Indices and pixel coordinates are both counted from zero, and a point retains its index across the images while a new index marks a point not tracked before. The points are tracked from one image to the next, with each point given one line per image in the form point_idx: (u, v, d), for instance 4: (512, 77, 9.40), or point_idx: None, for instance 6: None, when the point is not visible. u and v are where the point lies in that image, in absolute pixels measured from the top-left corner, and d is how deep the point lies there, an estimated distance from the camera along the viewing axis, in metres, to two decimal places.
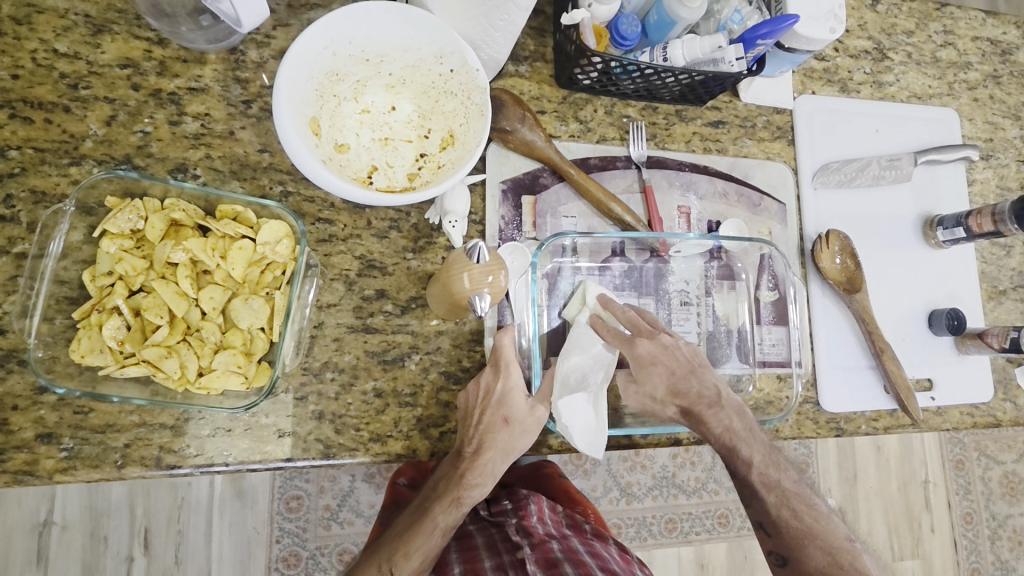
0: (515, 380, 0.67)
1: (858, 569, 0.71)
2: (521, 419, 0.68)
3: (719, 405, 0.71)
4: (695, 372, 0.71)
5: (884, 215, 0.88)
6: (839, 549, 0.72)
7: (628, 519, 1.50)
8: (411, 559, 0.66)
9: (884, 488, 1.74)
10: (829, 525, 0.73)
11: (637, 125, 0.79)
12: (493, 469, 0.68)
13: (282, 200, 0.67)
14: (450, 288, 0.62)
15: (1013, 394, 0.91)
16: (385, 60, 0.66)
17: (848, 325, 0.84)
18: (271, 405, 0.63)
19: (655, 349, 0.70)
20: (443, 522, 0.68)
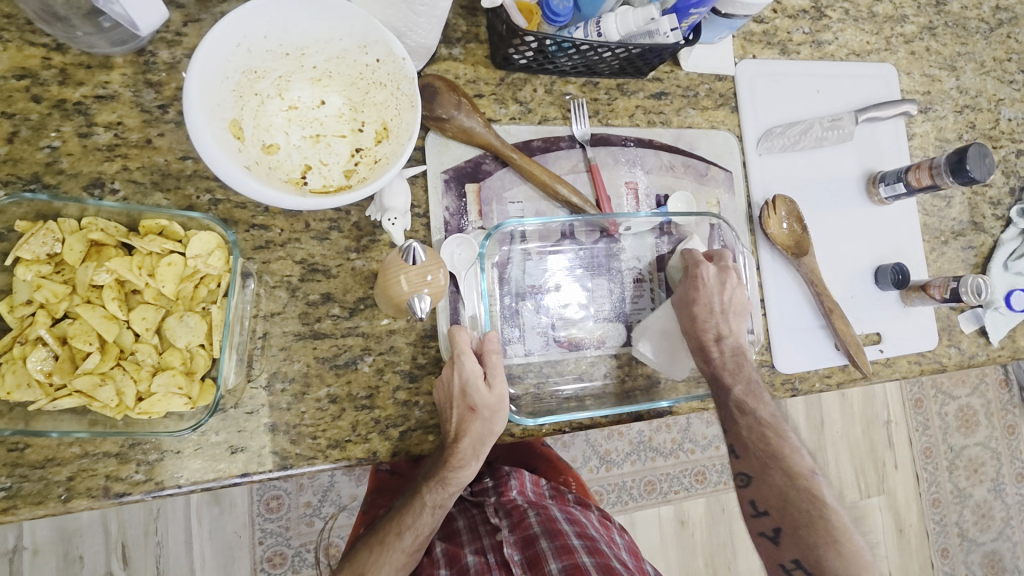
0: (470, 369, 0.64)
1: (822, 501, 0.71)
2: (487, 403, 0.65)
3: (725, 347, 0.74)
4: (724, 312, 0.73)
5: (830, 176, 0.89)
6: (798, 476, 0.72)
7: (608, 486, 1.53)
8: (403, 537, 0.69)
9: (849, 433, 1.82)
10: (821, 486, 0.72)
11: (578, 103, 0.77)
12: (475, 453, 0.66)
13: (211, 209, 0.64)
14: (388, 291, 0.59)
15: (957, 339, 0.95)
16: (306, 53, 0.62)
17: (798, 287, 0.85)
18: (221, 422, 0.62)
19: (713, 277, 0.73)
20: (431, 503, 0.70)
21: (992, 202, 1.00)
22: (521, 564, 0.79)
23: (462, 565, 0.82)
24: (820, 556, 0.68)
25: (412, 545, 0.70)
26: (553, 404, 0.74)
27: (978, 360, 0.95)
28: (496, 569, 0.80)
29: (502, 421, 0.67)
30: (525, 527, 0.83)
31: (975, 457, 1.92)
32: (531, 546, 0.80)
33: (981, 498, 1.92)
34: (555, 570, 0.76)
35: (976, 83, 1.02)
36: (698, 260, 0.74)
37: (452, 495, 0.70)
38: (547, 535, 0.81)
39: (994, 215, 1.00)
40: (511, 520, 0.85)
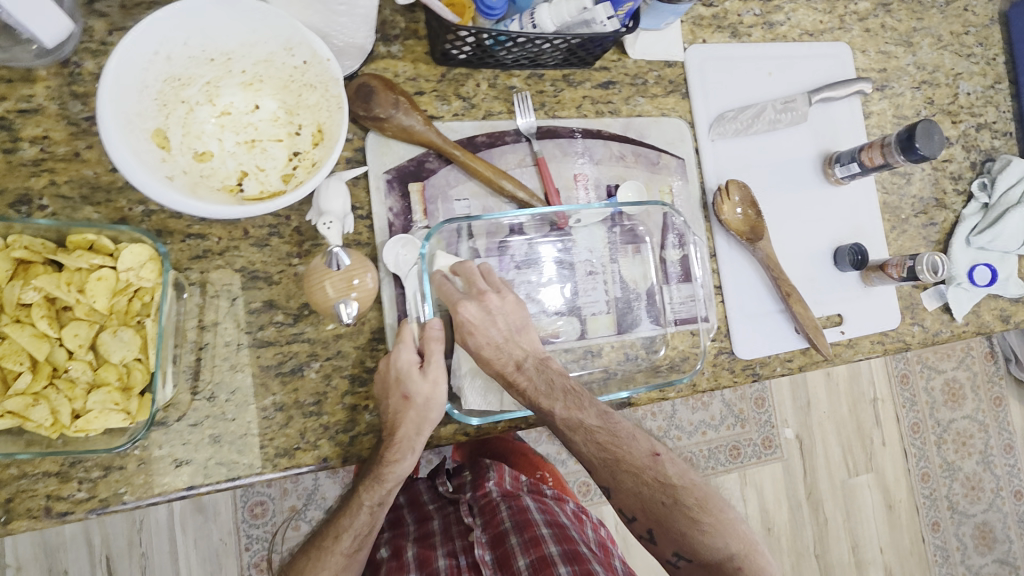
0: (406, 356, 0.65)
1: (673, 485, 0.71)
2: (422, 391, 0.65)
3: (530, 370, 0.68)
4: (508, 338, 0.68)
5: (785, 158, 0.88)
6: (649, 471, 0.71)
7: (594, 476, 1.53)
8: (340, 539, 0.70)
9: (835, 412, 1.81)
10: (667, 466, 0.72)
11: (522, 95, 0.76)
12: (411, 445, 0.66)
13: (145, 221, 0.63)
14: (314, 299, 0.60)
15: (920, 317, 0.95)
16: (232, 57, 0.61)
17: (755, 272, 0.85)
18: (164, 435, 0.62)
19: (475, 314, 0.67)
20: (369, 502, 0.69)
21: (953, 177, 1.00)
22: (492, 563, 0.81)
23: (432, 567, 0.81)
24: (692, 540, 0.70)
25: (349, 548, 0.70)
26: (507, 401, 0.73)
27: (942, 336, 0.95)
28: (467, 569, 0.81)
29: (439, 411, 0.67)
30: (496, 522, 0.85)
31: (964, 430, 1.92)
32: (501, 543, 0.82)
33: (971, 471, 1.92)
34: (524, 565, 0.78)
35: (934, 57, 1.01)
36: (497, 285, 0.70)
37: (392, 492, 0.70)
38: (517, 530, 0.82)
39: (955, 190, 1.00)
40: (483, 518, 0.87)
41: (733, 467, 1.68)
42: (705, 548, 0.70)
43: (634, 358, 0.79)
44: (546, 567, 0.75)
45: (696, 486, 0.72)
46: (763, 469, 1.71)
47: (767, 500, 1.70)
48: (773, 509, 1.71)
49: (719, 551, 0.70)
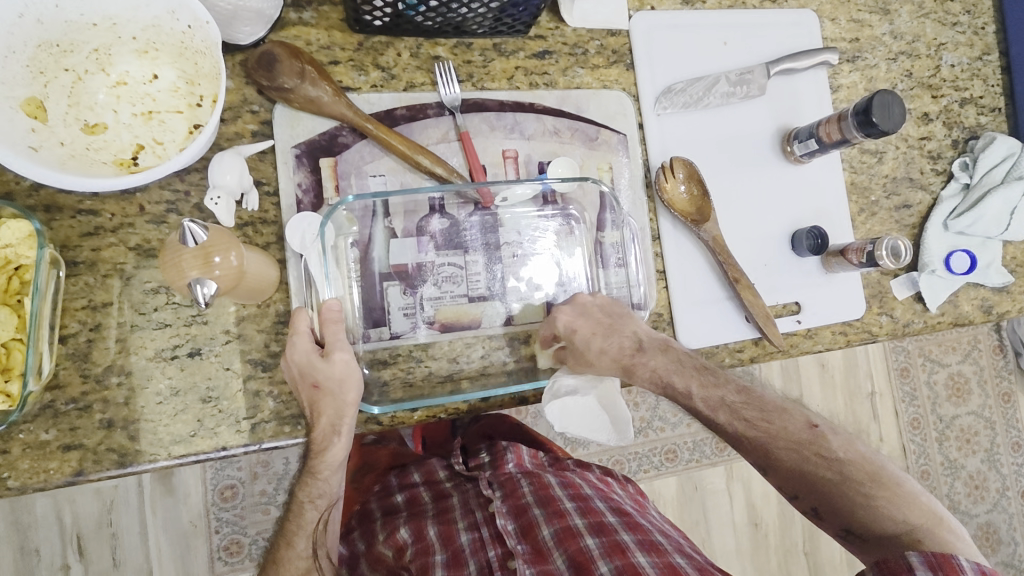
0: (302, 346, 0.62)
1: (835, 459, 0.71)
2: (330, 377, 0.62)
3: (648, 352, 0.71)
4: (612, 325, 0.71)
5: (740, 135, 0.82)
6: (812, 444, 0.71)
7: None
8: (294, 544, 0.71)
9: (831, 406, 1.74)
10: (828, 439, 0.72)
11: (444, 64, 0.71)
12: (335, 428, 0.64)
13: (31, 194, 0.60)
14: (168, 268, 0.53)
15: (888, 306, 0.88)
16: (117, 22, 0.58)
17: (703, 256, 0.80)
18: (52, 419, 0.59)
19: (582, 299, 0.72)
20: (308, 498, 0.70)
21: (932, 156, 0.93)
22: (515, 533, 0.74)
23: (456, 546, 0.74)
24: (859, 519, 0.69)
25: (307, 550, 0.71)
26: (426, 389, 0.69)
27: (913, 327, 0.89)
28: (492, 543, 0.74)
29: (356, 392, 0.65)
30: (517, 495, 0.78)
31: (968, 427, 1.83)
32: (523, 514, 0.76)
33: (974, 469, 1.83)
34: (550, 536, 0.73)
35: (914, 27, 0.94)
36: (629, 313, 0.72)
37: (332, 480, 0.70)
38: (539, 503, 0.77)
39: (934, 170, 0.93)
40: (503, 491, 0.80)
41: (718, 460, 1.55)
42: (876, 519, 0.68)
43: None
44: (572, 539, 0.71)
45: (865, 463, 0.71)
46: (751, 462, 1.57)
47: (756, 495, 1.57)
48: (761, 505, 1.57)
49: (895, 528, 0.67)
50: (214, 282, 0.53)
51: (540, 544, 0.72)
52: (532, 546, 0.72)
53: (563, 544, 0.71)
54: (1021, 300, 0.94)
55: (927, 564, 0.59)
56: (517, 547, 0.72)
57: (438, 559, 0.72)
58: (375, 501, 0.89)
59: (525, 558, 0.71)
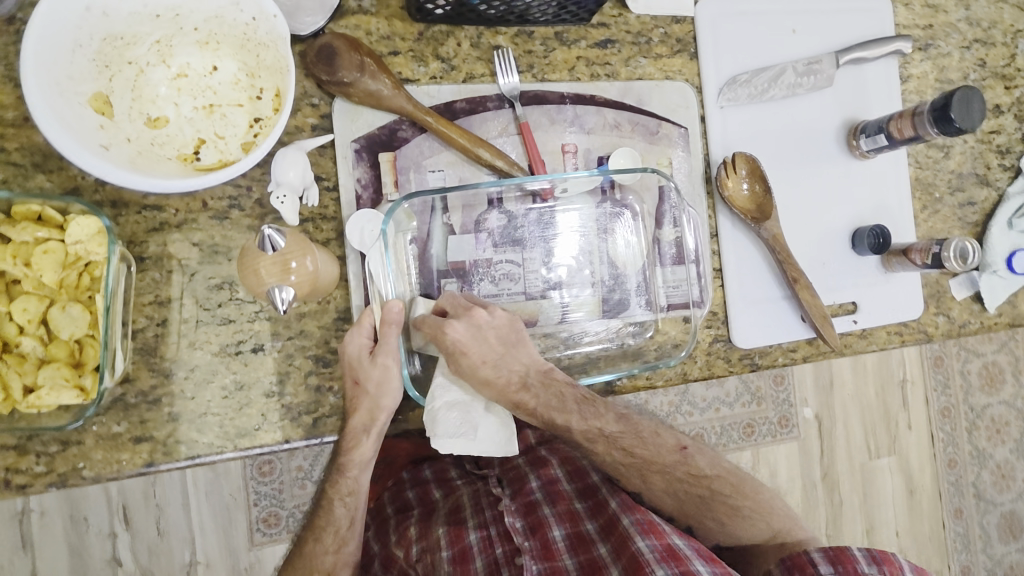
0: (355, 341, 0.62)
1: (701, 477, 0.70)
2: (370, 377, 0.62)
3: (536, 386, 0.65)
4: (506, 353, 0.64)
5: (804, 128, 0.79)
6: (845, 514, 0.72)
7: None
8: (321, 540, 0.66)
9: (862, 394, 1.51)
10: (697, 461, 0.71)
11: (504, 51, 0.69)
12: (365, 430, 0.64)
13: (98, 188, 0.60)
14: (246, 284, 0.55)
15: (947, 307, 0.86)
16: (181, 13, 0.56)
17: (761, 255, 0.78)
18: (121, 412, 0.60)
19: (463, 332, 0.62)
20: (337, 495, 0.67)
21: (1000, 151, 0.89)
22: (524, 531, 0.69)
23: (464, 543, 0.70)
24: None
25: (334, 545, 0.66)
26: None
27: (970, 328, 0.86)
28: (500, 541, 0.70)
29: (395, 397, 0.64)
30: (526, 492, 0.74)
31: None
32: (533, 512, 0.71)
33: (1003, 460, 1.56)
34: (560, 537, 0.69)
35: (991, 13, 0.89)
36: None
37: (358, 479, 0.66)
38: (549, 501, 0.73)
39: (1001, 165, 0.89)
40: (512, 488, 0.75)
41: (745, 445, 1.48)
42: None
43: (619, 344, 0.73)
44: (585, 546, 0.68)
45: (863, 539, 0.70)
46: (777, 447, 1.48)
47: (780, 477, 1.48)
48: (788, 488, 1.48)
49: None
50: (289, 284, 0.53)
51: (549, 542, 0.68)
52: (540, 542, 0.68)
53: (574, 549, 0.68)
54: None
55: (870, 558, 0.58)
56: (524, 543, 0.67)
57: (444, 556, 0.69)
58: (386, 495, 0.81)
59: (533, 555, 0.66)
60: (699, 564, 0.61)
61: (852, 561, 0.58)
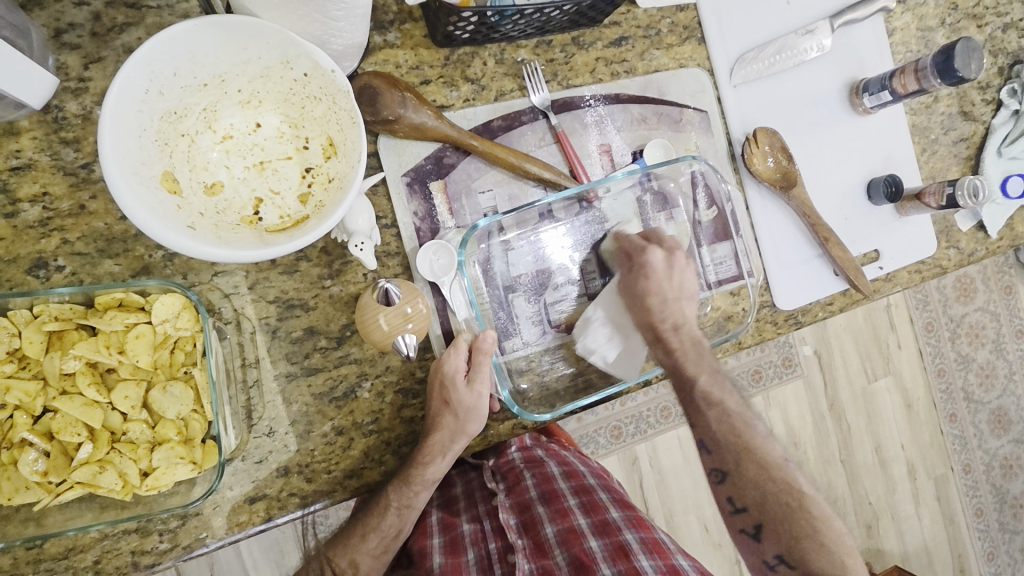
0: (451, 362, 0.64)
1: (797, 489, 0.68)
2: (462, 400, 0.64)
3: (682, 334, 0.73)
4: (677, 298, 0.73)
5: (809, 95, 0.84)
6: (773, 465, 0.69)
7: (626, 418, 1.38)
8: (367, 540, 0.67)
9: (853, 323, 1.59)
10: (795, 473, 0.70)
11: (532, 66, 0.71)
12: (443, 449, 0.65)
13: (168, 264, 0.60)
14: (370, 337, 0.61)
15: (955, 239, 0.92)
16: (226, 78, 0.56)
17: (790, 220, 0.83)
18: (232, 477, 0.62)
19: (659, 261, 0.71)
20: (396, 504, 0.65)
21: (981, 87, 0.95)
22: (518, 528, 0.72)
23: (457, 534, 0.73)
24: (816, 533, 0.65)
25: (377, 548, 0.67)
26: (563, 389, 0.74)
27: (978, 256, 0.93)
28: (492, 536, 0.73)
29: (478, 420, 0.65)
30: (522, 489, 0.75)
31: None
32: (527, 510, 0.74)
33: (984, 360, 1.70)
34: (553, 534, 0.71)
35: None
36: (643, 246, 0.72)
37: (421, 495, 0.66)
38: (542, 500, 0.74)
39: (983, 100, 0.95)
40: (507, 484, 0.76)
41: (757, 391, 1.50)
42: (812, 558, 0.64)
43: None
44: (576, 540, 0.70)
45: (802, 492, 0.68)
46: (785, 388, 1.53)
47: (793, 415, 1.54)
48: (799, 423, 1.54)
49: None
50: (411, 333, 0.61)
51: (542, 541, 0.71)
52: (533, 540, 0.71)
53: (565, 545, 0.70)
54: None
55: None
56: (518, 541, 0.70)
57: (437, 543, 0.72)
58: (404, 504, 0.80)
59: (526, 554, 0.69)
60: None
61: None
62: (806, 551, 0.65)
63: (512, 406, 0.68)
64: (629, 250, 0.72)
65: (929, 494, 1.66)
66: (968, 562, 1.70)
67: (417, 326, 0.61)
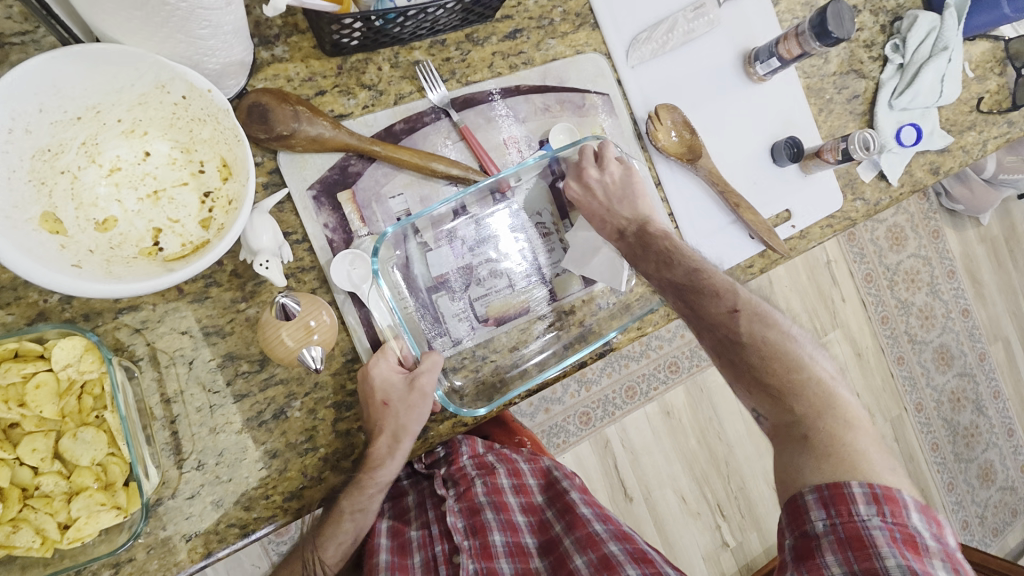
0: (377, 368, 0.64)
1: (749, 343, 0.63)
2: (402, 398, 0.64)
3: (630, 235, 0.71)
4: (610, 208, 0.72)
5: (705, 69, 0.87)
6: (722, 326, 0.64)
7: (591, 403, 1.41)
8: (323, 550, 0.67)
9: (794, 282, 1.66)
10: (748, 325, 0.63)
11: (426, 65, 0.71)
12: (388, 450, 0.64)
13: (66, 307, 0.58)
14: (274, 354, 0.60)
15: (861, 191, 0.97)
16: (101, 109, 0.54)
17: (702, 190, 0.86)
18: (164, 516, 0.60)
19: (593, 178, 0.73)
20: (349, 509, 0.66)
21: (867, 45, 1.00)
22: (465, 530, 0.71)
23: (405, 538, 0.73)
24: (766, 383, 0.63)
25: (334, 555, 0.67)
26: (499, 381, 0.75)
27: (883, 204, 0.98)
28: (439, 539, 0.72)
29: (420, 417, 0.65)
30: (471, 493, 0.74)
31: None
32: (476, 515, 0.72)
33: (922, 303, 1.79)
34: (500, 542, 0.71)
35: None
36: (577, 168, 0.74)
37: (374, 498, 0.67)
38: (492, 506, 0.74)
39: (871, 58, 1.00)
40: (458, 490, 0.75)
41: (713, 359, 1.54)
42: (774, 401, 0.63)
43: (606, 305, 0.79)
44: (523, 556, 0.72)
45: (766, 338, 0.63)
46: None
47: None
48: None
49: (787, 411, 0.62)
50: (318, 345, 0.61)
51: (489, 545, 0.70)
52: (480, 543, 0.70)
53: (512, 556, 0.71)
54: (960, 157, 1.05)
55: (820, 502, 0.56)
56: (465, 542, 0.69)
57: (385, 543, 0.72)
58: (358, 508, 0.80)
59: (471, 554, 0.68)
60: (632, 569, 0.66)
61: (804, 511, 0.57)
62: (761, 401, 0.64)
63: (448, 405, 0.68)
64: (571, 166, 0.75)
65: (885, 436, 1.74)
66: (930, 495, 1.79)
67: (324, 337, 0.61)
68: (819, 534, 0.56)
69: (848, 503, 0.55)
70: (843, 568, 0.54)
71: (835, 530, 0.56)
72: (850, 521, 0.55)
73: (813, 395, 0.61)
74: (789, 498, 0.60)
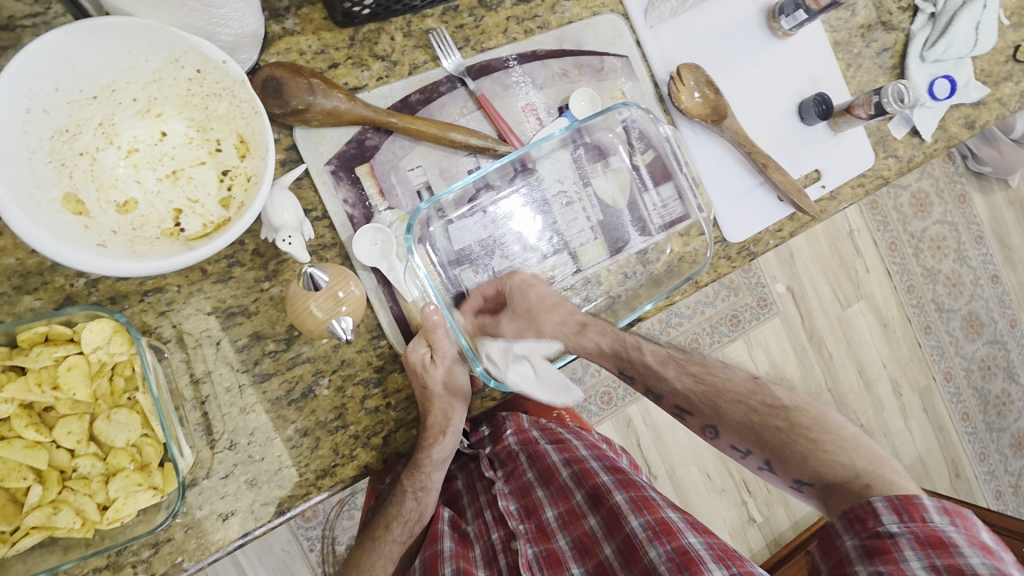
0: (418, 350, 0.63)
1: (779, 406, 0.61)
2: (449, 379, 0.65)
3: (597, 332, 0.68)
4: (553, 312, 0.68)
5: (726, 27, 0.84)
6: (753, 395, 0.62)
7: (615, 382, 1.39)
8: (391, 529, 0.67)
9: (818, 254, 1.61)
10: (772, 390, 0.62)
11: (439, 32, 0.69)
12: (441, 428, 0.66)
13: (93, 292, 0.58)
14: (304, 326, 0.60)
15: (893, 149, 0.93)
16: (116, 88, 0.54)
17: (726, 152, 0.83)
18: (200, 496, 0.60)
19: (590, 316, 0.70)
20: (412, 488, 0.67)
21: None
22: (518, 514, 0.71)
23: (464, 530, 0.73)
24: (821, 444, 0.57)
25: (401, 534, 0.68)
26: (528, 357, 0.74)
27: (916, 161, 0.94)
28: (495, 526, 0.71)
29: (463, 390, 0.68)
30: (520, 474, 0.75)
31: None
32: (527, 495, 0.73)
33: (950, 270, 1.73)
34: (553, 518, 0.70)
35: None
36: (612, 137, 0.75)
37: (433, 475, 0.67)
38: (540, 482, 0.73)
39: (900, 8, 0.95)
40: (506, 470, 0.77)
41: (737, 335, 1.52)
42: (831, 468, 0.56)
43: (633, 276, 0.78)
44: (577, 522, 0.68)
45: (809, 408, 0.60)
46: (763, 326, 1.55)
47: (776, 352, 1.56)
48: (782, 359, 1.57)
49: (848, 470, 0.56)
50: (348, 316, 0.61)
51: (544, 524, 0.70)
52: (535, 525, 0.70)
53: (566, 527, 0.69)
54: (995, 109, 1.00)
55: (892, 508, 0.51)
56: (519, 526, 0.69)
57: (447, 529, 0.71)
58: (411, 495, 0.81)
59: (528, 538, 0.68)
60: (693, 535, 0.61)
61: (871, 516, 0.52)
62: (814, 469, 0.57)
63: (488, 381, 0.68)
64: (599, 141, 0.75)
65: (916, 407, 1.71)
66: (962, 466, 1.76)
67: (353, 308, 0.61)
68: (895, 536, 0.50)
69: (920, 510, 0.50)
70: (924, 563, 0.48)
71: (914, 533, 0.49)
72: (927, 525, 0.49)
73: (864, 447, 0.57)
74: (852, 503, 0.54)
